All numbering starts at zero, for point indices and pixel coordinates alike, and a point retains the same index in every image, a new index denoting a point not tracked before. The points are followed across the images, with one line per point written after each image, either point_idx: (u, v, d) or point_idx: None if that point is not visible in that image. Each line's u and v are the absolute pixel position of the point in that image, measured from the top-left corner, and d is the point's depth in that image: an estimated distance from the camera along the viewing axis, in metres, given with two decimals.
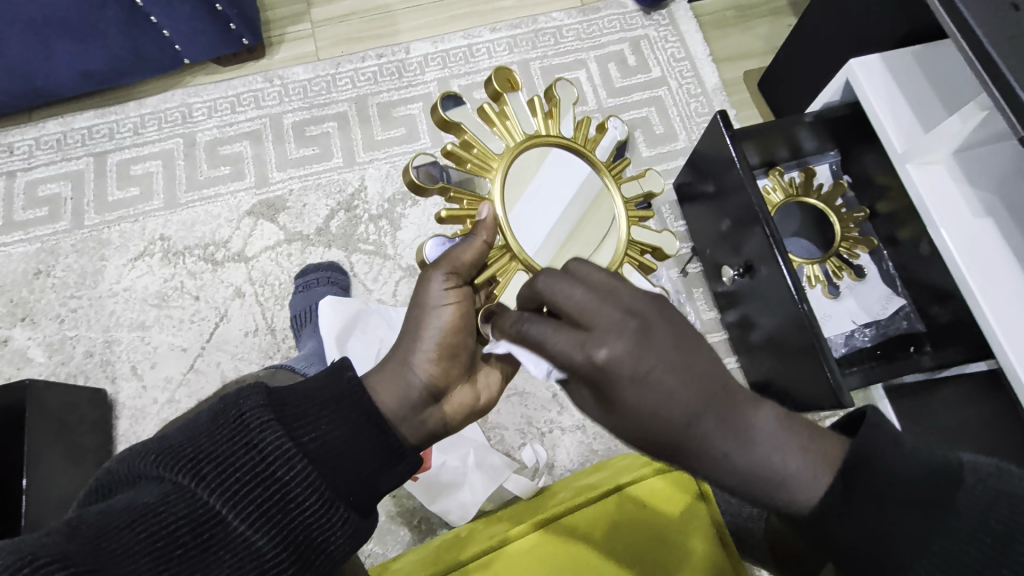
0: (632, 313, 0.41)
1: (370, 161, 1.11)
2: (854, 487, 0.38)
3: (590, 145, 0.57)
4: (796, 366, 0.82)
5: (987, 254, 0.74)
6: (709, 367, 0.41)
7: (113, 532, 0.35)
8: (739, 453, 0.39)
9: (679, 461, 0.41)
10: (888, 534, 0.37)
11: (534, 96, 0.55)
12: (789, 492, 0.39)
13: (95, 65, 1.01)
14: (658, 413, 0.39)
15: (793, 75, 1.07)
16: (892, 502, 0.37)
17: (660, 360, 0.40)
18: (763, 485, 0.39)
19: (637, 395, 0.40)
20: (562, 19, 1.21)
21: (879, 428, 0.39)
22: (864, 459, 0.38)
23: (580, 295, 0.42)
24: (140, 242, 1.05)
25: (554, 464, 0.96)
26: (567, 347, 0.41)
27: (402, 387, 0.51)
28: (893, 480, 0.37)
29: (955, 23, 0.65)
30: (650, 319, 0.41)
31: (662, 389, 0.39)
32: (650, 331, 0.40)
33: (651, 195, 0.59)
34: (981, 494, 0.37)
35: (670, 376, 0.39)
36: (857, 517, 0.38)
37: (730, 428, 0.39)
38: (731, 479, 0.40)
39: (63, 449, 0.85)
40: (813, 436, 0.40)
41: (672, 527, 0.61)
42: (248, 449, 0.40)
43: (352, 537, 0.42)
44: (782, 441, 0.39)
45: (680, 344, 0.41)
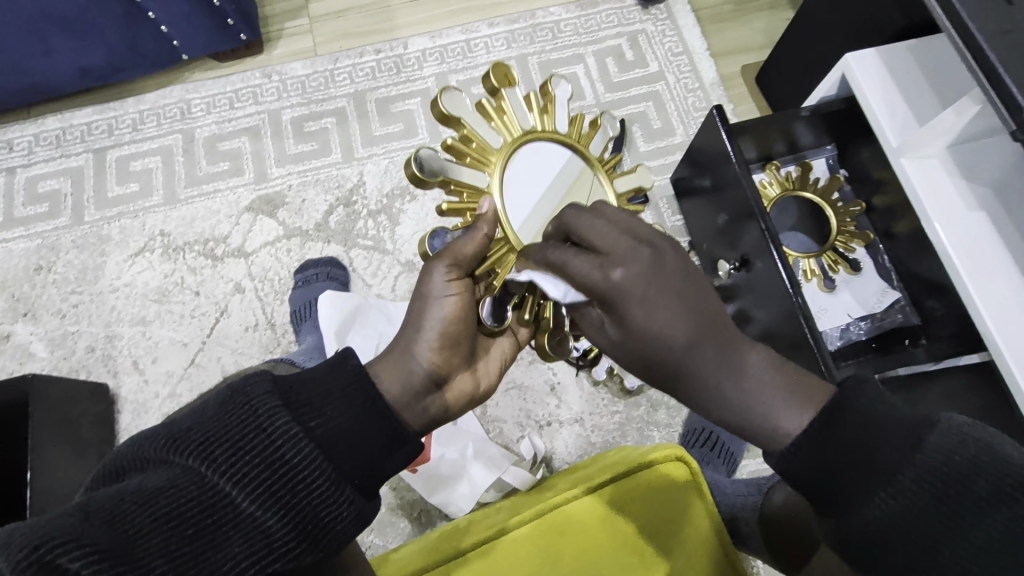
0: (648, 243, 0.44)
1: (369, 156, 1.11)
2: (829, 424, 0.40)
3: (585, 140, 0.58)
4: (792, 358, 0.83)
5: (980, 247, 0.75)
6: (709, 303, 0.44)
7: (124, 514, 0.35)
8: (731, 384, 0.43)
9: (676, 389, 0.45)
10: (855, 476, 0.38)
11: (531, 92, 0.55)
12: (774, 432, 0.42)
13: (94, 62, 1.02)
14: (663, 336, 0.43)
15: (791, 69, 1.08)
16: (863, 436, 0.39)
17: (669, 284, 0.43)
18: (757, 423, 0.42)
19: (645, 315, 0.43)
20: (560, 14, 1.21)
21: (856, 381, 0.41)
22: (841, 403, 0.40)
23: (601, 227, 0.45)
24: (141, 237, 1.05)
25: (553, 456, 0.97)
26: (586, 269, 0.44)
27: (404, 374, 0.51)
28: (865, 417, 0.39)
29: (950, 18, 0.65)
30: (665, 250, 0.45)
31: (669, 310, 0.43)
32: (664, 256, 0.44)
33: (643, 190, 0.60)
34: (953, 442, 0.37)
35: (676, 305, 0.43)
36: (830, 452, 0.39)
37: (725, 360, 0.43)
38: (725, 414, 0.43)
39: (67, 443, 0.86)
40: (801, 378, 0.44)
41: (666, 514, 0.62)
42: (257, 432, 0.41)
43: (356, 520, 0.43)
44: (772, 380, 0.43)
45: (688, 272, 0.44)
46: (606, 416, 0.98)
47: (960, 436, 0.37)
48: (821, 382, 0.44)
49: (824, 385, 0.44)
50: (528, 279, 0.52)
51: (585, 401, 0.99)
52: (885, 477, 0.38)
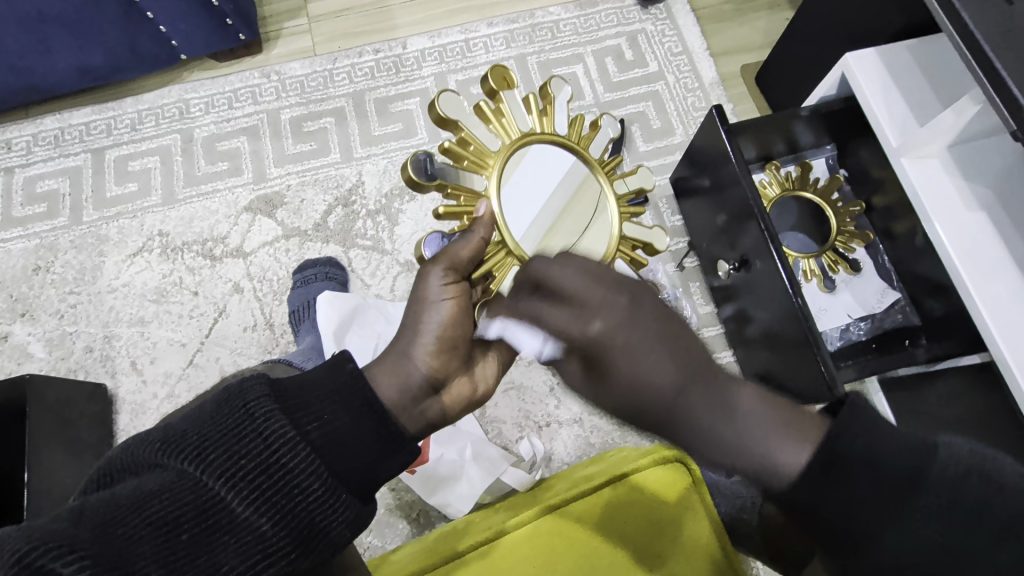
0: (621, 289, 0.44)
1: (368, 155, 1.11)
2: (831, 467, 0.38)
3: (585, 142, 0.57)
4: (791, 358, 0.83)
5: (981, 247, 0.74)
6: (692, 346, 0.43)
7: (118, 518, 0.35)
8: (726, 425, 0.41)
9: (666, 434, 0.43)
10: (864, 515, 0.38)
11: (529, 95, 0.55)
12: (775, 473, 0.40)
13: (92, 62, 1.02)
14: (650, 384, 0.41)
15: (790, 69, 1.07)
16: (869, 476, 0.38)
17: (649, 330, 0.43)
18: (753, 466, 0.40)
19: (630, 364, 0.42)
20: (559, 13, 1.21)
21: (858, 411, 0.39)
22: (838, 439, 0.39)
23: (572, 274, 0.45)
24: (139, 237, 1.05)
25: (552, 457, 0.96)
26: (565, 321, 0.44)
27: (401, 378, 0.51)
28: (869, 454, 0.38)
29: (950, 18, 0.65)
30: (639, 294, 0.45)
31: (652, 357, 0.42)
32: (640, 299, 0.44)
33: (643, 192, 0.59)
34: (958, 474, 0.37)
35: (660, 351, 0.42)
36: (833, 495, 0.38)
37: (716, 401, 0.41)
38: (718, 457, 0.41)
39: (65, 443, 0.86)
40: (795, 413, 0.42)
41: (667, 518, 0.62)
42: (253, 436, 0.41)
43: (351, 524, 0.43)
44: (767, 417, 0.41)
45: (665, 317, 0.44)
46: (606, 416, 0.98)
47: (963, 467, 0.37)
48: (815, 416, 0.42)
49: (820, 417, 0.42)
50: (500, 329, 0.51)
51: (585, 402, 0.99)
52: (893, 516, 0.37)
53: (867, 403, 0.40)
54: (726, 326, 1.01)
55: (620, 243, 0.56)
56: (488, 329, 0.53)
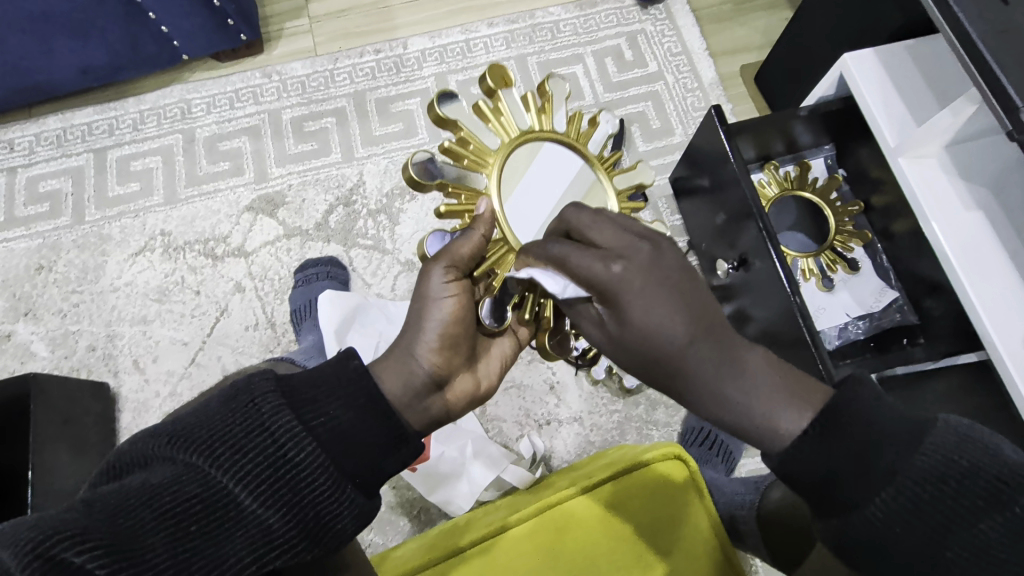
0: (646, 239, 0.44)
1: (368, 155, 1.12)
2: (838, 424, 0.39)
3: (583, 139, 0.58)
4: (790, 356, 0.83)
5: (978, 247, 0.75)
6: (708, 301, 0.43)
7: (128, 511, 0.36)
8: (731, 384, 0.41)
9: (671, 387, 0.43)
10: (863, 479, 0.38)
11: (527, 92, 0.55)
12: (774, 437, 0.41)
13: (94, 62, 1.02)
14: (661, 333, 0.41)
15: (789, 69, 1.08)
16: (869, 440, 0.39)
17: (668, 278, 0.42)
18: (755, 428, 0.41)
19: (645, 313, 0.42)
20: (559, 14, 1.22)
21: (858, 379, 0.40)
22: (842, 403, 0.40)
23: (600, 226, 0.45)
24: (141, 237, 1.06)
25: (552, 455, 0.97)
26: (589, 262, 0.43)
27: (406, 374, 0.51)
28: (870, 419, 0.39)
29: (947, 20, 0.65)
30: (662, 246, 0.44)
31: (667, 307, 0.42)
32: (663, 249, 0.44)
33: (643, 187, 0.60)
34: (953, 445, 0.38)
35: (676, 304, 0.42)
36: (832, 457, 0.39)
37: (723, 360, 0.42)
38: (721, 415, 0.42)
39: (68, 441, 0.86)
40: (800, 380, 0.43)
41: (666, 513, 0.63)
42: (260, 431, 0.41)
43: (356, 518, 0.43)
44: (772, 382, 0.42)
45: (685, 269, 0.44)
46: (606, 415, 0.99)
47: (958, 437, 0.39)
48: (821, 385, 0.43)
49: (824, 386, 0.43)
50: (525, 276, 0.48)
51: (585, 400, 1.00)
52: (889, 482, 0.38)
53: (869, 377, 0.41)
54: None
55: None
56: (496, 313, 0.54)
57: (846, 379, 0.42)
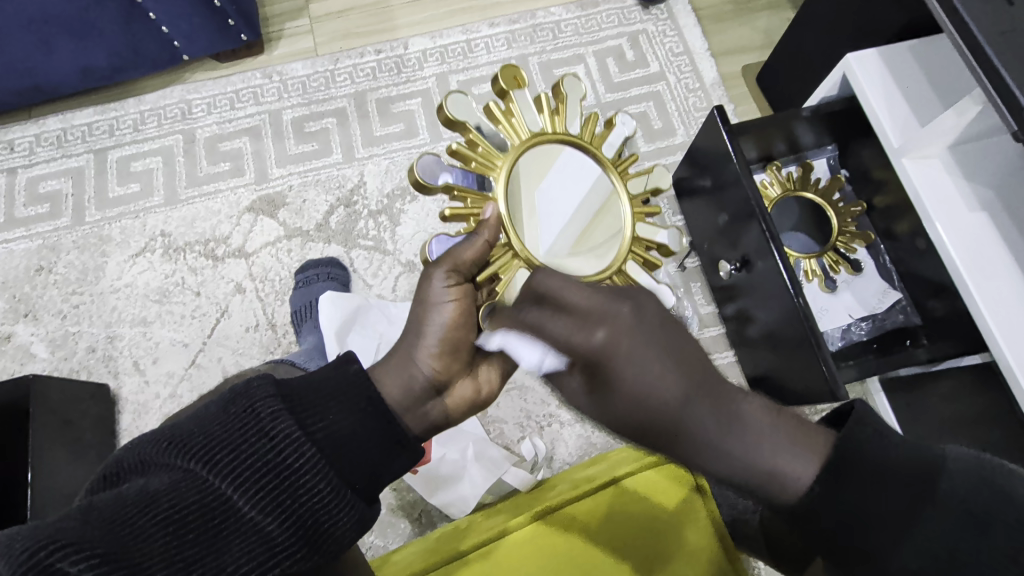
0: (623, 298, 0.44)
1: (370, 156, 1.11)
2: (840, 480, 0.39)
3: (597, 142, 0.57)
4: (794, 358, 0.82)
5: (983, 249, 0.74)
6: (696, 354, 0.44)
7: (126, 518, 0.35)
8: (735, 439, 0.41)
9: (668, 449, 0.43)
10: (875, 527, 0.38)
11: (540, 94, 0.55)
12: (783, 489, 0.40)
13: (95, 62, 1.02)
14: (653, 394, 0.41)
15: (791, 69, 1.07)
16: (876, 484, 0.38)
17: (653, 336, 0.43)
18: (764, 486, 0.40)
19: (635, 372, 0.42)
20: (561, 14, 1.21)
21: (861, 419, 0.40)
22: (852, 448, 0.39)
23: (576, 288, 0.45)
24: (141, 237, 1.05)
25: (553, 457, 0.97)
26: (567, 330, 0.43)
27: (405, 379, 0.52)
28: (874, 459, 0.39)
29: (952, 20, 0.64)
30: (640, 302, 0.45)
31: (654, 368, 0.42)
32: (644, 306, 0.44)
33: (659, 191, 0.60)
34: (967, 484, 0.38)
35: (661, 361, 0.42)
36: (832, 510, 0.39)
37: (723, 415, 0.41)
38: (731, 476, 0.41)
39: (67, 442, 0.86)
40: (801, 423, 0.42)
41: (669, 521, 0.62)
42: (259, 436, 0.41)
43: (356, 525, 0.43)
44: (774, 428, 0.41)
45: (669, 324, 0.44)
46: None
47: (972, 475, 0.38)
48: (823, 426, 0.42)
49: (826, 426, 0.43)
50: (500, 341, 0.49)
51: None
52: (899, 531, 0.38)
53: (871, 412, 0.40)
54: (727, 326, 1.01)
55: (633, 246, 0.56)
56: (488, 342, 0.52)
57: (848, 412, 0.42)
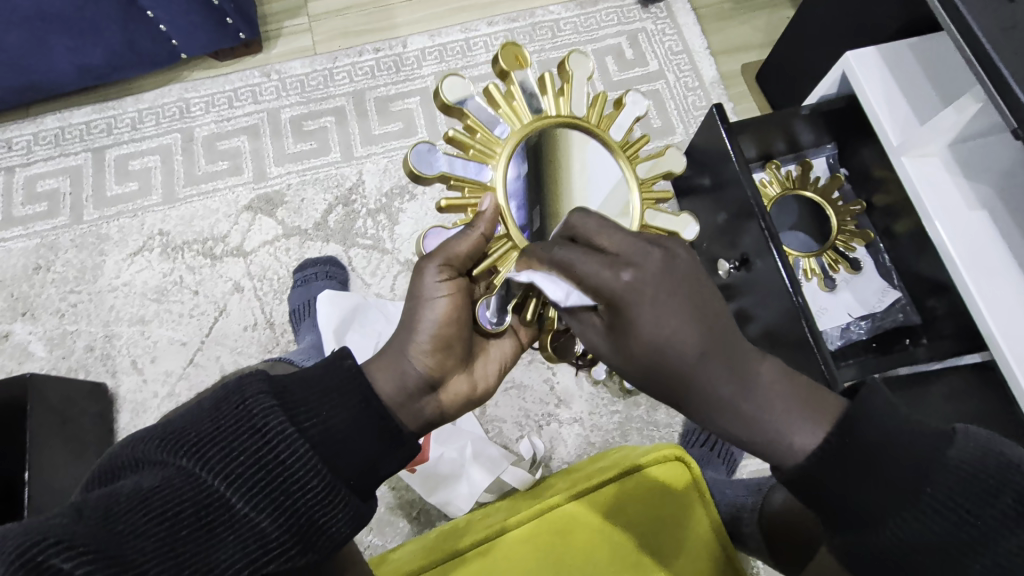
0: (655, 244, 0.43)
1: (367, 155, 1.11)
2: (844, 445, 0.39)
3: (605, 124, 0.57)
4: (793, 357, 0.82)
5: (981, 247, 0.74)
6: (721, 310, 0.43)
7: (118, 516, 0.35)
8: (746, 399, 0.41)
9: (677, 402, 0.43)
10: (881, 497, 0.38)
11: (543, 73, 0.54)
12: (789, 450, 0.40)
13: (93, 61, 1.02)
14: (675, 341, 0.41)
15: (791, 68, 1.07)
16: (885, 455, 0.38)
17: (681, 286, 0.42)
18: (770, 445, 0.41)
19: (656, 319, 0.41)
20: (560, 12, 1.21)
21: (872, 390, 0.40)
22: (859, 416, 0.39)
23: (609, 232, 0.44)
24: (140, 237, 1.05)
25: (553, 456, 0.97)
26: (596, 268, 0.42)
27: (399, 375, 0.51)
28: (883, 429, 0.39)
29: (952, 18, 0.64)
30: (672, 249, 0.44)
31: (681, 315, 0.41)
32: (676, 256, 0.44)
33: (671, 175, 0.60)
34: (974, 455, 0.38)
35: (687, 312, 0.41)
36: (843, 472, 0.39)
37: (738, 376, 0.41)
38: (736, 431, 0.42)
39: (65, 441, 0.86)
40: (815, 390, 0.42)
41: (667, 517, 0.62)
42: (251, 432, 0.40)
43: (351, 521, 0.43)
44: (788, 391, 0.41)
45: (697, 276, 0.44)
46: (606, 416, 0.98)
47: (980, 451, 0.38)
48: (839, 397, 0.42)
49: (842, 399, 0.42)
50: (525, 278, 0.50)
51: (585, 401, 0.99)
52: (908, 505, 0.38)
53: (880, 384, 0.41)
54: None
55: (641, 233, 0.57)
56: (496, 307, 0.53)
57: (858, 388, 0.42)
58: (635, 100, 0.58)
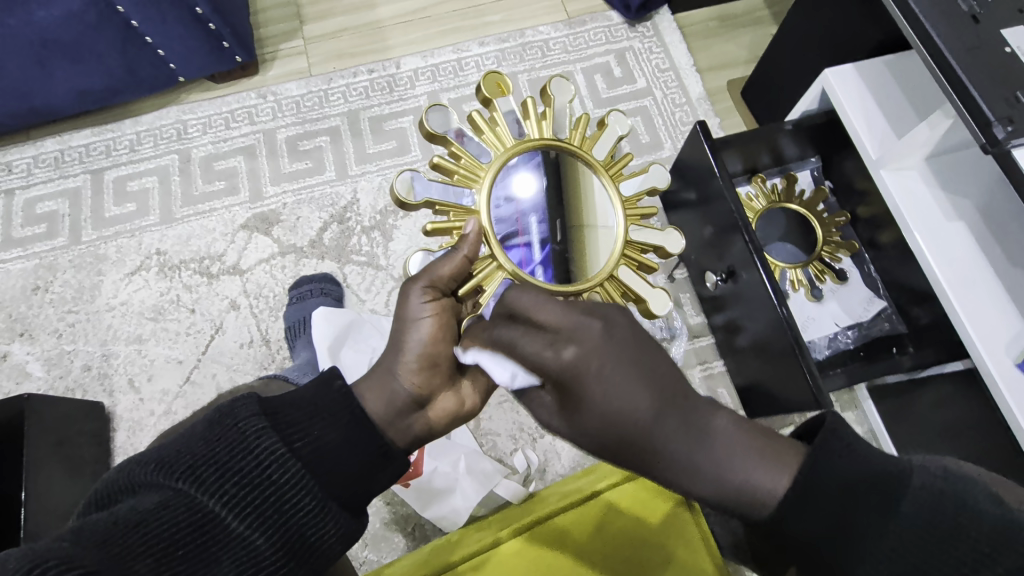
0: (593, 314, 0.44)
1: (362, 173, 1.13)
2: (809, 486, 0.40)
3: (588, 144, 0.58)
4: (781, 368, 0.84)
5: (961, 262, 0.75)
6: (666, 369, 0.44)
7: (117, 538, 0.36)
8: (704, 454, 0.42)
9: (641, 462, 0.44)
10: (845, 533, 0.38)
11: (525, 99, 0.57)
12: (754, 505, 0.41)
13: (92, 85, 1.04)
14: (621, 414, 0.43)
15: (774, 84, 1.10)
16: (844, 496, 0.39)
17: (622, 353, 0.44)
18: (736, 499, 0.42)
19: (603, 393, 0.43)
20: (549, 32, 1.24)
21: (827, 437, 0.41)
22: (815, 465, 0.40)
23: (551, 306, 0.45)
24: (137, 256, 1.06)
25: (547, 469, 0.97)
26: (537, 348, 0.44)
27: (388, 395, 0.52)
28: (840, 476, 0.39)
29: (919, 38, 0.66)
30: (611, 318, 0.45)
31: (623, 387, 0.43)
32: (614, 323, 0.45)
33: (656, 191, 0.61)
34: (926, 492, 0.38)
35: (633, 382, 0.43)
36: (811, 514, 0.39)
37: (693, 430, 0.43)
38: (698, 487, 0.42)
39: (62, 462, 0.86)
40: (771, 439, 0.43)
41: (657, 527, 0.63)
42: (245, 454, 0.42)
43: (342, 538, 0.44)
44: (744, 442, 0.42)
45: (636, 340, 0.45)
46: None
47: (933, 486, 0.38)
48: (797, 443, 0.43)
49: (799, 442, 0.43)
50: (474, 359, 0.49)
51: None
52: (869, 538, 0.38)
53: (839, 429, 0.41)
54: (717, 336, 1.02)
55: (626, 250, 0.57)
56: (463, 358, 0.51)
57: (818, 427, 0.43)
58: (617, 119, 0.61)
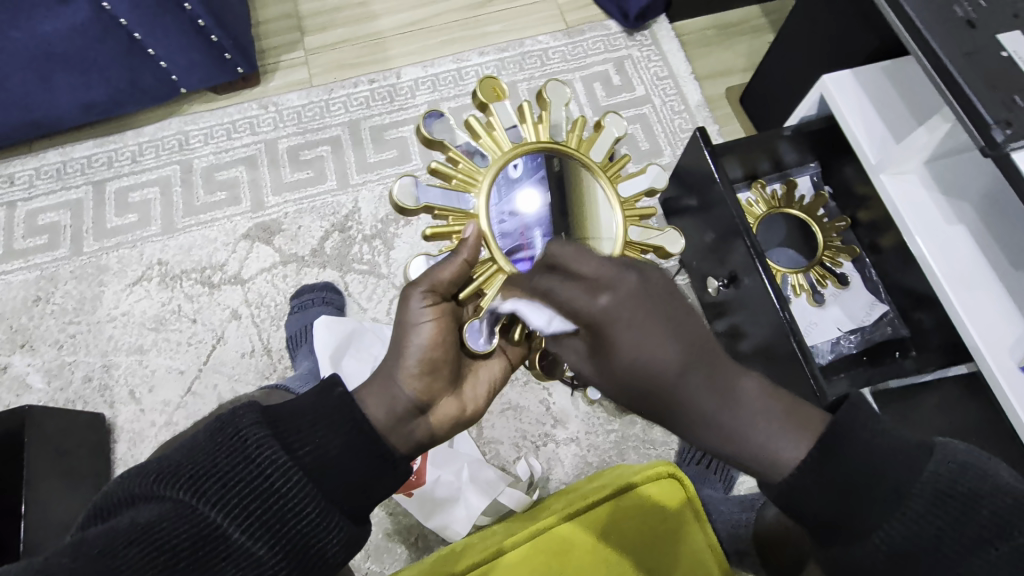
0: (631, 267, 0.44)
1: (364, 182, 1.13)
2: (826, 464, 0.40)
3: (585, 146, 0.59)
4: (784, 373, 0.84)
5: (960, 261, 0.76)
6: (699, 327, 0.45)
7: (117, 550, 0.37)
8: (728, 413, 0.42)
9: (663, 415, 0.44)
10: (864, 516, 0.39)
11: (521, 104, 0.57)
12: (773, 462, 0.41)
13: (94, 98, 1.05)
14: (654, 362, 0.42)
15: (772, 91, 1.10)
16: (866, 480, 0.39)
17: (657, 308, 0.43)
18: (755, 458, 0.42)
19: (636, 342, 0.43)
20: (548, 42, 1.25)
21: (851, 414, 0.40)
22: (840, 440, 0.40)
23: (588, 253, 0.45)
24: (139, 267, 1.07)
25: (550, 477, 0.97)
26: (575, 294, 0.43)
27: (388, 400, 0.52)
28: (866, 462, 0.39)
29: (916, 43, 0.67)
30: (646, 270, 0.45)
31: (656, 337, 0.43)
32: (649, 275, 0.45)
33: (654, 191, 0.61)
34: (948, 472, 0.38)
35: (664, 336, 0.43)
36: (828, 488, 0.40)
37: (719, 388, 0.43)
38: (715, 444, 0.43)
39: (63, 474, 0.86)
40: (795, 403, 0.43)
41: (662, 534, 0.63)
42: (246, 463, 0.41)
43: (346, 545, 0.44)
44: (768, 404, 0.43)
45: (672, 295, 0.45)
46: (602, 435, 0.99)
47: (956, 470, 0.38)
48: (818, 414, 0.43)
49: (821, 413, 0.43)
50: (510, 307, 0.52)
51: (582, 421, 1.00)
52: (886, 516, 0.39)
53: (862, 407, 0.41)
54: None
55: (626, 250, 0.57)
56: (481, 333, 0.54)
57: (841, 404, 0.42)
58: (613, 121, 0.60)
